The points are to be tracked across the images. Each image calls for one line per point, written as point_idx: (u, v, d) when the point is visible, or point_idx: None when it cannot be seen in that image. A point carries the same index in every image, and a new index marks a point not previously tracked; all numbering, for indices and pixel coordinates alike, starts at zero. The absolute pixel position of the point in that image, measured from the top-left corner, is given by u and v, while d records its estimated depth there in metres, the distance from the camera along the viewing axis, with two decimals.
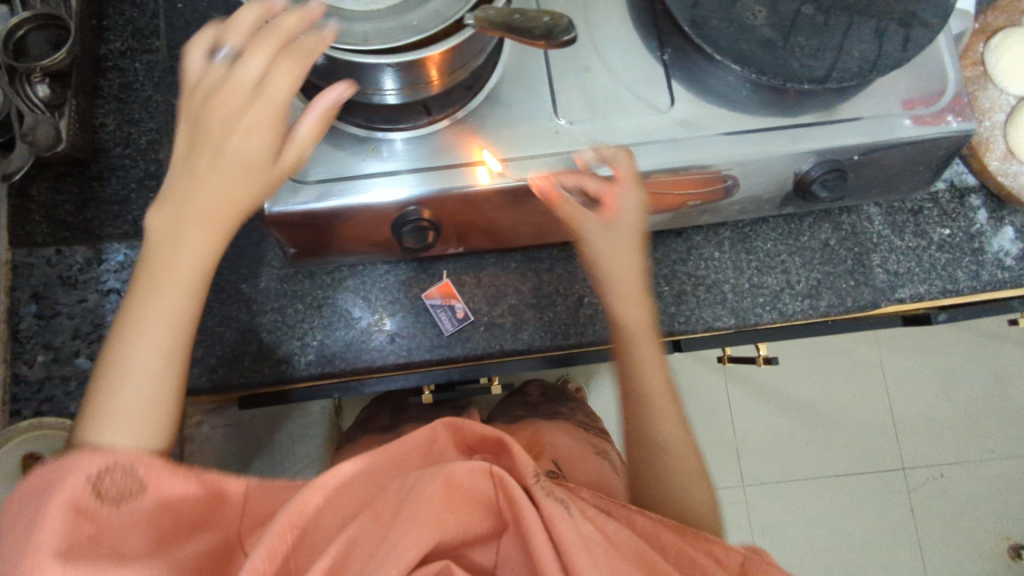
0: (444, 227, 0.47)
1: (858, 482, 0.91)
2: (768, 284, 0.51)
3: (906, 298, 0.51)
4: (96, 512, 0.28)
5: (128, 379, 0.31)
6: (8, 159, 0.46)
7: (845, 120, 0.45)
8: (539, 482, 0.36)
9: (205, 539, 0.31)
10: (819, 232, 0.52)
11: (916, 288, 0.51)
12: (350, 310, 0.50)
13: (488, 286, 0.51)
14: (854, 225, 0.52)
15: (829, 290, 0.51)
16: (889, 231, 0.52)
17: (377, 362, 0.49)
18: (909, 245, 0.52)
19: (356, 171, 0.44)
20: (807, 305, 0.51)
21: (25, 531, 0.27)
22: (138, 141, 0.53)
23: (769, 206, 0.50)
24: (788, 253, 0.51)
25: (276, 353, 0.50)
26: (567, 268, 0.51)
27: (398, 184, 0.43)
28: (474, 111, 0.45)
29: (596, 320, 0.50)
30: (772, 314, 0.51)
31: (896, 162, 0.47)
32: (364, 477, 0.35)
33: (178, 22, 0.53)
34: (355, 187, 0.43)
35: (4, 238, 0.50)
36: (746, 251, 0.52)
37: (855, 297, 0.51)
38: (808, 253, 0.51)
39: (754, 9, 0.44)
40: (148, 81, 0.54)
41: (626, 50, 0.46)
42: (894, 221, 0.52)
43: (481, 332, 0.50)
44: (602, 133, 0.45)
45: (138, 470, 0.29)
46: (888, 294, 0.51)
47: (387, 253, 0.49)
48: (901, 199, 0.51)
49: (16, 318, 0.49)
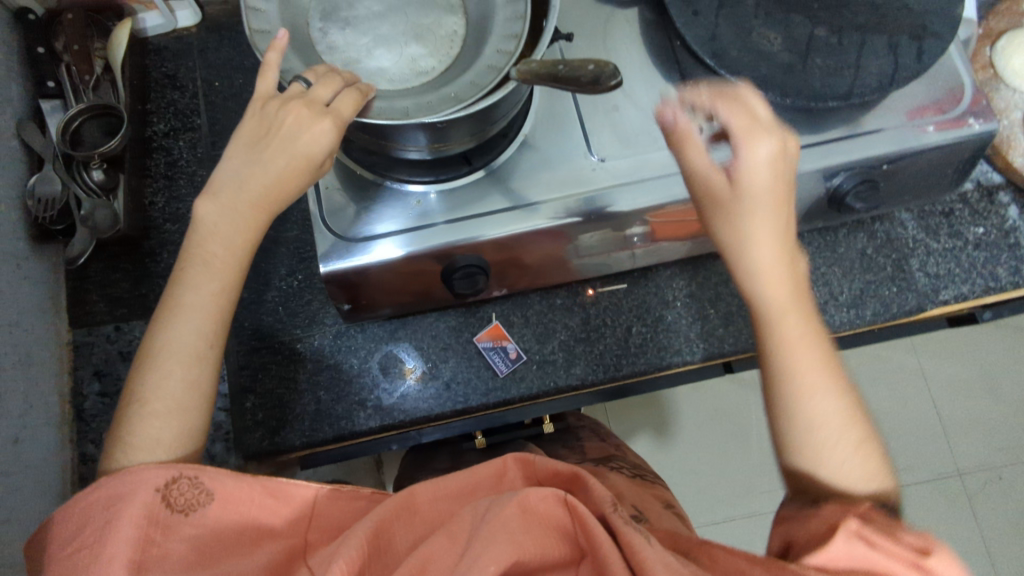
0: (491, 271, 0.48)
1: (915, 493, 0.89)
2: (812, 297, 0.52)
3: (950, 299, 0.51)
4: (166, 521, 0.31)
5: (156, 420, 0.34)
6: (71, 244, 0.50)
7: (871, 132, 0.46)
8: (618, 512, 0.34)
9: (267, 553, 0.33)
10: (855, 242, 0.53)
11: (959, 289, 0.51)
12: (404, 360, 0.51)
13: (536, 324, 0.52)
14: (888, 232, 0.53)
15: (872, 298, 0.51)
16: (923, 235, 0.53)
17: (434, 409, 0.50)
18: (947, 247, 0.52)
19: (403, 225, 0.45)
20: (853, 315, 0.51)
21: (98, 544, 0.30)
22: (187, 216, 0.54)
23: (805, 221, 0.51)
24: (828, 265, 0.52)
25: (335, 410, 0.50)
26: (613, 300, 0.52)
27: (447, 233, 0.45)
28: (512, 157, 0.47)
29: (646, 349, 0.51)
30: (819, 327, 0.51)
31: (924, 168, 0.49)
32: (434, 500, 0.36)
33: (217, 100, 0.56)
34: (401, 240, 0.45)
35: (64, 320, 0.52)
36: None
37: (900, 303, 0.51)
38: (848, 264, 0.52)
39: (770, 36, 0.46)
40: (192, 158, 0.55)
41: (651, 87, 0.48)
42: (927, 224, 0.53)
43: (535, 371, 0.50)
44: (637, 166, 0.46)
45: (203, 482, 0.32)
46: (932, 297, 0.51)
47: (435, 302, 0.50)
48: (931, 203, 0.52)
49: (81, 398, 0.51)
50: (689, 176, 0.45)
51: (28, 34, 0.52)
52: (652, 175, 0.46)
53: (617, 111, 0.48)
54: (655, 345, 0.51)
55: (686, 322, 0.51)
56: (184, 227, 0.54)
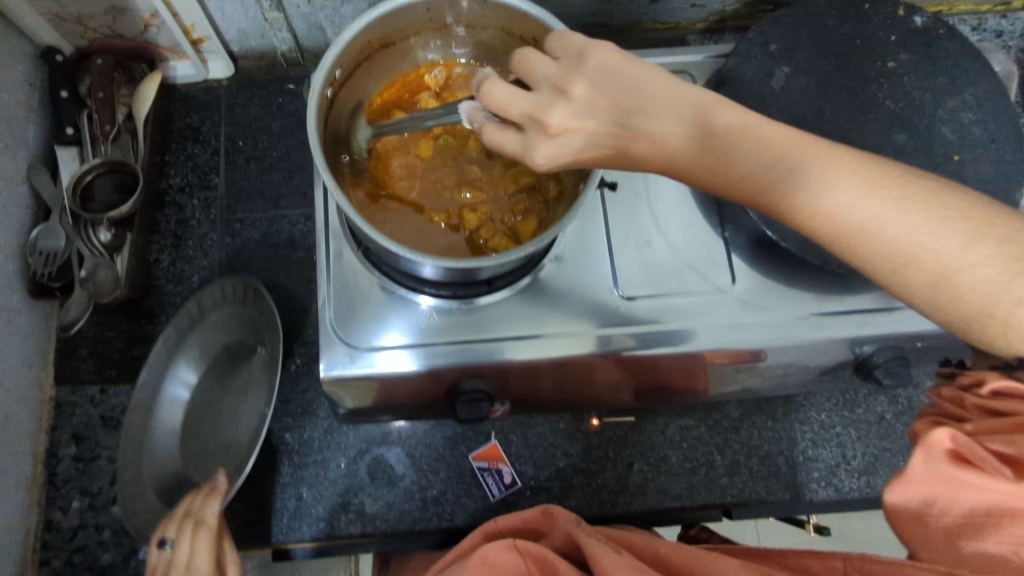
0: (497, 395, 0.46)
1: None
2: (824, 458, 0.50)
3: None
4: None
5: None
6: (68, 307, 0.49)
7: None
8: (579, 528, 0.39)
9: None
10: (875, 404, 0.51)
11: None
12: (394, 466, 0.49)
13: (535, 446, 0.50)
14: (911, 398, 0.51)
15: (887, 467, 0.49)
16: None
17: (418, 523, 0.48)
18: None
19: (410, 340, 0.43)
20: (864, 482, 0.49)
21: None
22: (191, 279, 0.52)
23: (829, 380, 0.49)
24: (844, 425, 0.50)
25: (316, 509, 0.48)
26: (617, 432, 0.50)
27: (457, 357, 0.43)
28: (537, 282, 0.44)
29: (646, 488, 0.49)
30: (828, 491, 0.49)
31: None
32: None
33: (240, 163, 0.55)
34: (406, 357, 0.43)
35: (50, 376, 0.50)
36: (801, 421, 0.50)
37: None
38: (864, 426, 0.50)
39: None
40: (205, 219, 0.54)
41: (688, 226, 0.46)
42: None
43: (527, 498, 0.49)
44: (661, 311, 0.44)
45: None
46: None
47: (435, 413, 0.48)
48: None
49: (55, 460, 0.49)
50: (716, 330, 0.43)
51: (51, 77, 0.50)
52: (678, 323, 0.43)
53: (651, 247, 0.45)
54: (654, 486, 0.49)
55: (690, 465, 0.49)
56: (187, 291, 0.52)
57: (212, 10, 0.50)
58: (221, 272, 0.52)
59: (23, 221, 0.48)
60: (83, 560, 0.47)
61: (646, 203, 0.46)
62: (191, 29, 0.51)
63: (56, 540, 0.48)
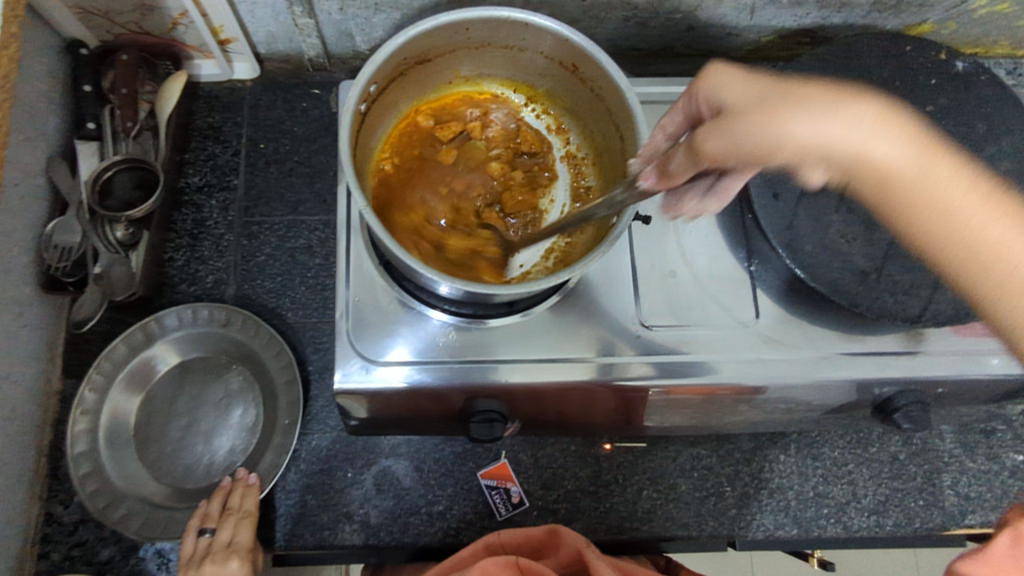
0: (510, 413, 0.45)
1: None
2: (833, 494, 0.49)
3: (975, 526, 0.49)
4: None
5: None
6: (81, 306, 0.48)
7: (931, 352, 0.44)
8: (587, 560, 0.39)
9: None
10: (888, 444, 0.50)
11: (986, 516, 0.49)
12: (400, 478, 0.49)
13: (544, 467, 0.49)
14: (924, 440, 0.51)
15: (896, 508, 0.49)
16: (960, 451, 0.50)
17: (422, 538, 0.48)
18: (983, 468, 0.50)
19: (425, 355, 0.43)
20: (872, 521, 0.49)
21: None
22: (204, 280, 0.52)
23: (845, 418, 0.48)
24: (855, 463, 0.50)
25: (320, 519, 0.48)
26: (628, 457, 0.50)
27: (473, 376, 0.42)
28: (558, 303, 0.44)
29: (652, 516, 0.49)
30: (835, 528, 0.49)
31: (980, 392, 0.46)
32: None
33: (261, 165, 0.55)
34: (421, 373, 0.42)
35: (58, 369, 0.49)
36: (812, 456, 0.50)
37: (922, 518, 0.49)
38: (876, 465, 0.50)
39: (846, 235, 0.44)
40: (222, 219, 0.53)
41: (712, 257, 0.46)
42: (966, 440, 0.51)
43: (533, 518, 0.48)
44: (682, 341, 0.43)
45: None
46: (957, 520, 0.49)
47: (443, 428, 0.48)
48: (974, 421, 0.50)
49: (60, 454, 0.48)
50: (736, 365, 0.43)
51: (74, 69, 0.49)
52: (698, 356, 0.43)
53: (673, 276, 0.45)
54: (663, 514, 0.49)
55: (700, 494, 0.49)
56: (200, 291, 0.52)
57: (243, 11, 0.49)
58: (236, 275, 0.52)
59: (40, 213, 0.47)
60: (84, 556, 0.47)
61: (673, 231, 0.46)
62: (219, 29, 0.50)
63: (57, 534, 0.47)
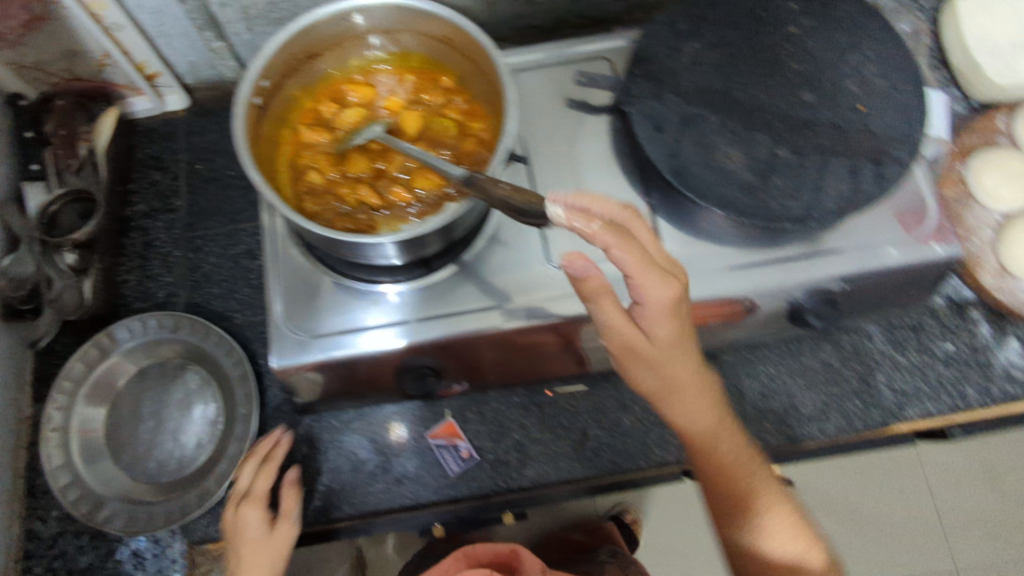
0: (447, 370, 0.48)
1: None
2: (774, 407, 0.51)
3: (915, 417, 0.50)
4: None
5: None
6: (36, 327, 0.52)
7: (832, 250, 0.46)
8: None
9: None
10: (819, 353, 0.52)
11: (924, 407, 0.50)
12: (356, 452, 0.51)
13: (491, 421, 0.51)
14: (855, 343, 0.52)
15: (836, 411, 0.51)
16: (891, 349, 0.52)
17: (382, 505, 0.50)
18: (915, 362, 0.51)
19: (354, 323, 0.45)
20: (815, 428, 0.50)
21: None
22: (156, 294, 0.55)
23: (766, 330, 0.50)
24: (791, 375, 0.52)
25: (283, 502, 0.50)
26: (570, 400, 0.52)
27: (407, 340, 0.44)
28: (476, 256, 0.46)
29: (600, 453, 0.50)
30: (780, 439, 0.50)
31: (890, 284, 0.48)
32: None
33: (199, 185, 0.59)
34: (351, 340, 0.44)
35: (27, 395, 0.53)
36: (748, 374, 0.52)
37: (863, 418, 0.50)
38: (811, 373, 0.52)
39: (729, 155, 0.46)
40: (167, 237, 0.57)
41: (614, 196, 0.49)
42: (895, 338, 0.52)
43: (486, 471, 0.50)
44: None
45: None
46: (896, 415, 0.50)
47: (389, 395, 0.50)
48: (897, 318, 0.52)
49: (34, 473, 0.52)
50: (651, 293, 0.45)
51: (17, 119, 0.55)
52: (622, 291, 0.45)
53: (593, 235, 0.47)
54: (609, 448, 0.50)
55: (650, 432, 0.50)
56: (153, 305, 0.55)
57: (159, 44, 0.54)
58: (185, 285, 0.56)
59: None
60: (65, 565, 0.50)
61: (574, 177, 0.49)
62: (142, 65, 0.55)
63: (39, 548, 0.50)
